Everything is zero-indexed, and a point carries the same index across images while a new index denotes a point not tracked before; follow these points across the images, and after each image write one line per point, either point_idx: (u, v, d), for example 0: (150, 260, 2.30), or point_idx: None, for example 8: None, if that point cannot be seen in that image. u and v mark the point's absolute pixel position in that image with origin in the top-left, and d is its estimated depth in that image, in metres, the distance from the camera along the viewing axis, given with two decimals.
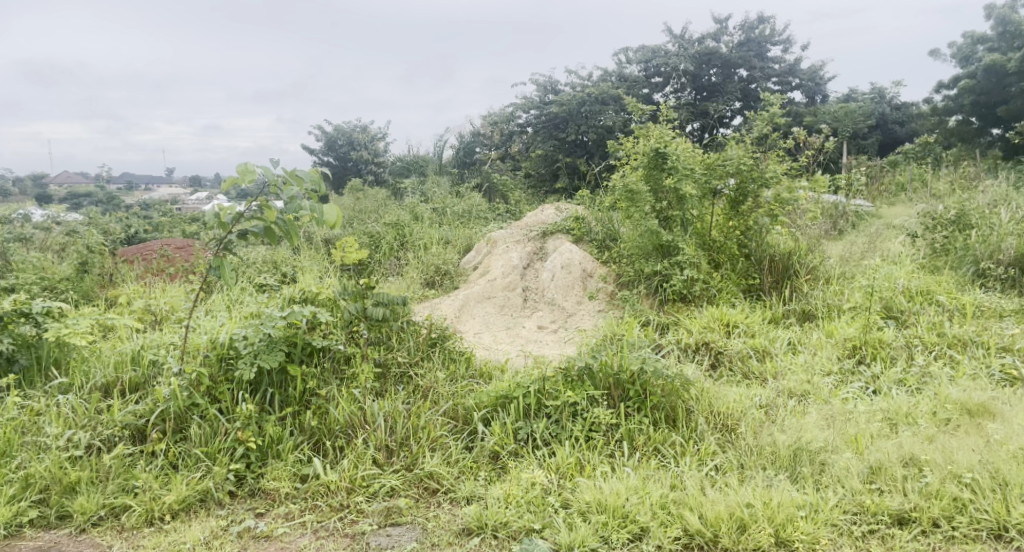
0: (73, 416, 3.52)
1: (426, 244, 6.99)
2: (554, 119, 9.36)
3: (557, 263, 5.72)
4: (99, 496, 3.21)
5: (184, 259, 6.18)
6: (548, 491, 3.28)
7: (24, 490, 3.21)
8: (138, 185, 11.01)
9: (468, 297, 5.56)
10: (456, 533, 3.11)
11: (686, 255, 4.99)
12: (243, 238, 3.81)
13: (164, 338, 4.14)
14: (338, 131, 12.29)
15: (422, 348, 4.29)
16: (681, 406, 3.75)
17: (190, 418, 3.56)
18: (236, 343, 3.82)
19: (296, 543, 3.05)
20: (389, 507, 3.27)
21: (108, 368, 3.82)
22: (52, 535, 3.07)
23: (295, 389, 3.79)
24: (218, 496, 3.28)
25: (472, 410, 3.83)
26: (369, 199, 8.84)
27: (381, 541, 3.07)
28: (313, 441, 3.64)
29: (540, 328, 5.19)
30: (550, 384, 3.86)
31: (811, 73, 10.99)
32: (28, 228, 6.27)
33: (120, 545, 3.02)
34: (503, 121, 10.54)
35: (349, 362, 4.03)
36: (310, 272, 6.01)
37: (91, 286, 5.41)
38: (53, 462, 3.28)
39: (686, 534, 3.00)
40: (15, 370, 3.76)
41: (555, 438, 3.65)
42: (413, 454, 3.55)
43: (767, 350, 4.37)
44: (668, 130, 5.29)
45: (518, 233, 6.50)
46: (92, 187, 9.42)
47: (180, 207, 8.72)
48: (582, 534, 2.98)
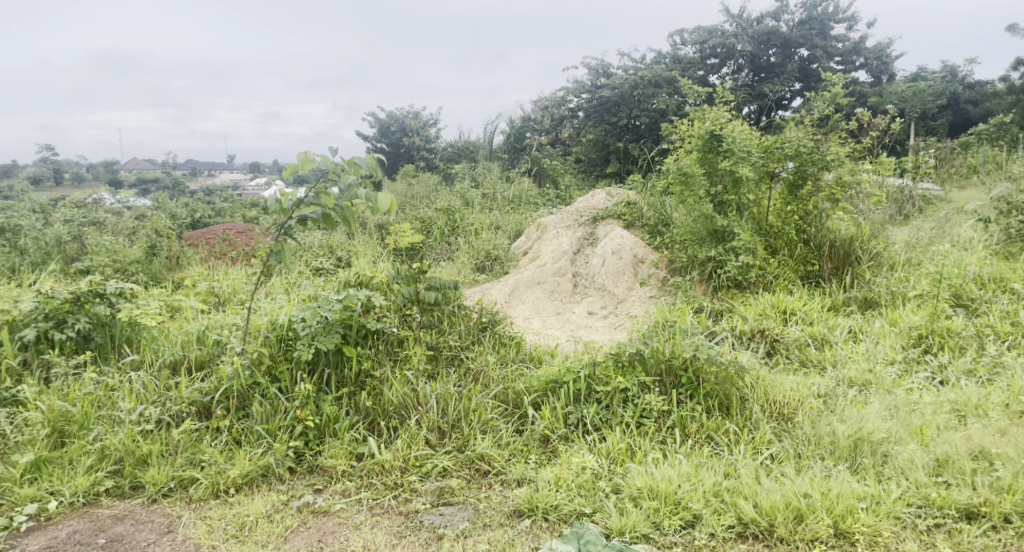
0: (144, 392, 3.66)
1: (477, 229, 7.02)
2: (605, 103, 9.21)
3: (607, 249, 5.69)
4: (169, 468, 3.34)
5: (245, 243, 6.38)
6: (599, 476, 3.30)
7: (101, 462, 3.35)
8: (201, 172, 11.42)
9: (518, 282, 5.58)
10: (507, 514, 3.15)
11: (741, 240, 4.88)
12: (301, 224, 3.94)
13: (228, 319, 4.29)
14: (391, 117, 12.45)
15: (473, 332, 4.34)
16: (735, 394, 3.70)
17: (252, 396, 3.69)
18: (295, 324, 3.91)
19: (353, 520, 3.13)
20: (442, 487, 3.33)
21: (175, 347, 3.97)
22: (126, 504, 3.21)
23: (350, 369, 3.89)
24: (279, 472, 3.39)
25: (522, 394, 3.85)
26: (420, 184, 8.93)
27: (434, 521, 3.13)
28: (367, 421, 3.72)
29: (591, 313, 5.17)
30: (601, 368, 3.85)
31: (877, 50, 10.60)
32: (100, 211, 6.54)
33: (189, 515, 3.14)
34: (554, 105, 10.50)
35: (402, 345, 4.11)
36: (364, 257, 6.14)
37: (160, 268, 5.63)
38: (126, 435, 3.42)
39: (740, 523, 2.97)
40: (91, 347, 3.91)
41: (605, 424, 3.65)
42: (464, 436, 3.61)
43: (826, 338, 4.26)
44: (725, 112, 5.13)
45: (568, 219, 6.49)
46: (159, 173, 9.79)
47: (240, 193, 8.99)
48: (633, 519, 2.98)
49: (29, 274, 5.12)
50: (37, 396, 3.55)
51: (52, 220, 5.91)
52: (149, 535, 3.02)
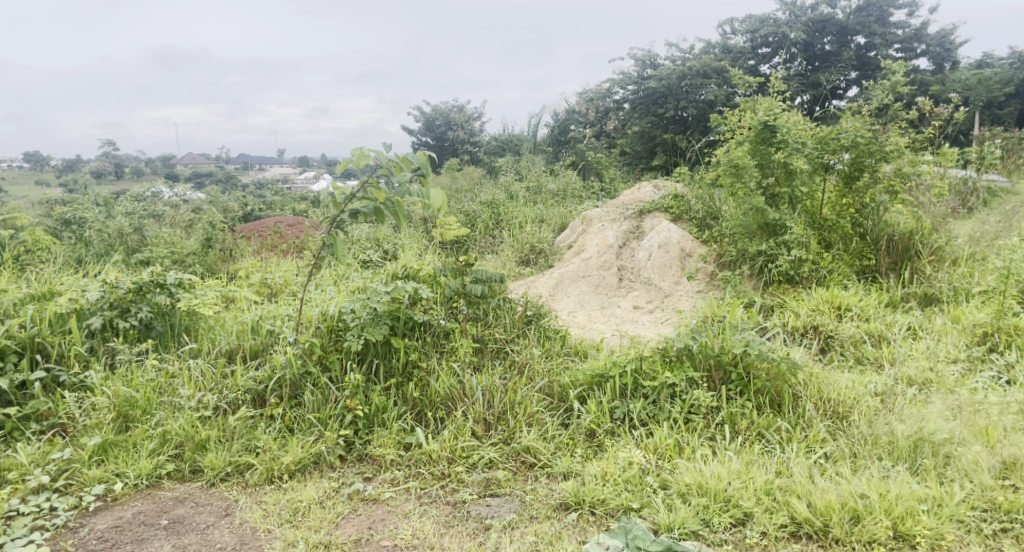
0: (202, 380, 3.78)
1: (521, 222, 7.02)
2: (651, 94, 9.10)
3: (654, 242, 5.64)
4: (226, 454, 3.43)
5: (295, 236, 6.51)
6: (646, 471, 3.27)
7: (163, 446, 3.46)
8: (253, 166, 11.70)
9: (562, 276, 5.56)
10: (554, 507, 3.15)
11: (794, 234, 4.76)
12: (353, 218, 4.02)
13: (280, 309, 4.39)
14: (436, 111, 12.53)
15: (519, 326, 4.35)
16: (788, 391, 3.63)
17: (303, 385, 3.78)
18: (345, 316, 3.97)
19: (402, 508, 3.18)
20: (488, 478, 3.36)
21: (231, 336, 4.08)
22: (186, 487, 3.31)
23: (398, 360, 3.94)
24: (330, 459, 3.46)
25: (567, 388, 3.85)
26: (465, 178, 8.97)
27: (481, 511, 3.15)
28: (415, 411, 3.77)
29: (636, 308, 5.13)
30: (648, 363, 3.81)
31: (940, 37, 10.22)
32: (159, 204, 6.75)
33: (246, 499, 3.22)
34: (598, 96, 10.30)
35: (448, 337, 4.14)
36: (410, 249, 6.20)
37: (215, 259, 5.79)
38: (186, 421, 3.52)
39: (793, 522, 2.92)
40: (152, 336, 4.03)
41: (652, 419, 3.63)
42: (510, 429, 3.62)
43: (883, 336, 4.15)
44: (779, 102, 4.99)
45: (614, 212, 6.44)
46: (213, 168, 10.06)
47: (290, 187, 9.18)
48: (682, 515, 2.95)
49: (94, 265, 5.31)
50: (103, 381, 3.66)
51: (114, 213, 6.13)
52: (208, 517, 3.11)
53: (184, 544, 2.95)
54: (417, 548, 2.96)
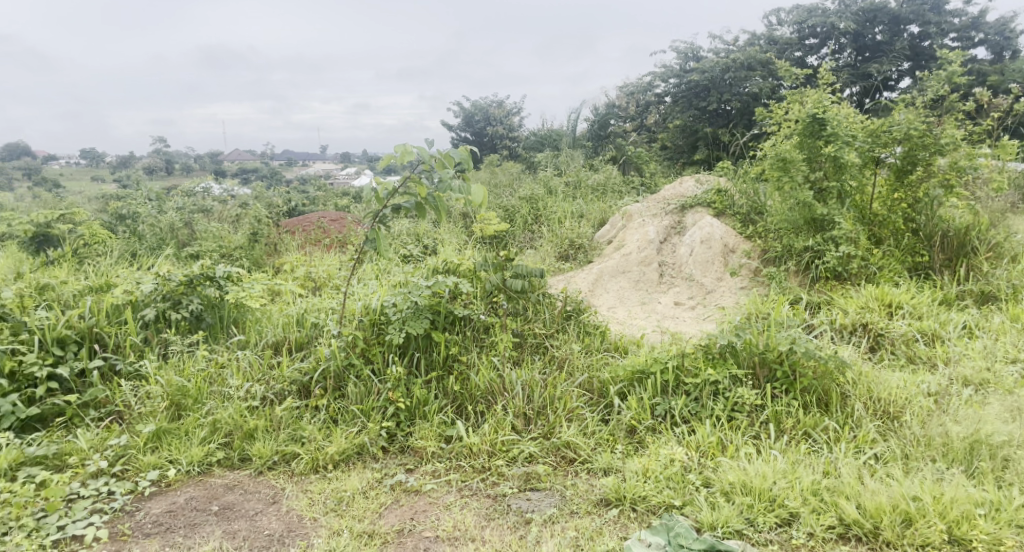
0: (250, 370, 3.86)
1: (561, 217, 7.00)
2: (694, 87, 8.99)
3: (696, 238, 5.57)
4: (273, 443, 3.50)
5: (338, 231, 6.60)
6: (688, 469, 3.24)
7: (213, 434, 3.54)
8: (296, 162, 11.90)
9: (602, 271, 5.53)
10: (595, 502, 3.14)
11: (842, 229, 4.65)
12: (396, 213, 4.07)
13: (324, 303, 4.46)
14: (475, 107, 12.55)
15: (558, 321, 4.34)
16: (835, 390, 3.56)
17: (347, 377, 3.84)
18: (387, 309, 4.02)
19: (443, 500, 3.21)
20: (529, 472, 3.36)
21: (277, 328, 4.17)
22: (235, 474, 3.39)
23: (438, 353, 3.97)
24: (373, 450, 3.51)
25: (607, 384, 3.83)
26: (504, 173, 8.97)
27: (522, 505, 3.16)
28: (455, 405, 3.80)
29: (677, 304, 5.08)
30: (690, 360, 3.77)
31: (999, 25, 9.86)
32: (208, 199, 6.91)
33: (292, 488, 3.28)
34: (638, 91, 10.11)
35: (488, 332, 4.16)
36: (449, 244, 6.23)
37: (260, 253, 5.91)
38: (235, 410, 3.60)
39: (841, 524, 2.87)
40: (203, 327, 4.14)
41: (694, 416, 3.59)
42: (550, 423, 3.62)
43: (937, 334, 4.03)
44: (828, 95, 4.87)
45: (655, 207, 6.38)
46: (258, 164, 10.26)
47: (332, 182, 9.31)
48: (726, 514, 2.92)
49: (147, 258, 5.47)
50: (157, 370, 3.77)
51: (166, 208, 6.30)
52: (257, 504, 3.18)
53: (234, 530, 3.02)
54: (459, 540, 2.98)
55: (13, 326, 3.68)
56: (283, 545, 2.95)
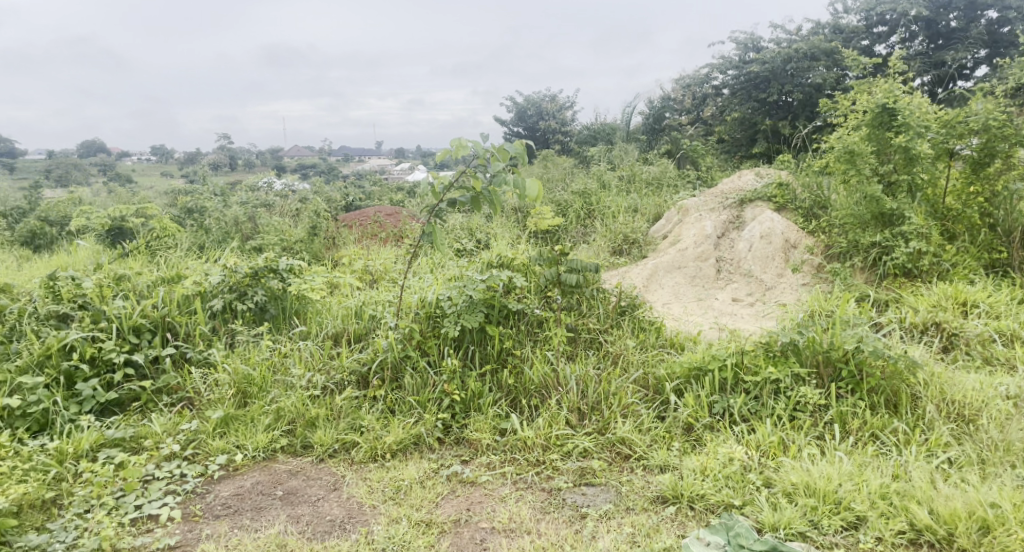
0: (311, 359, 3.96)
1: (615, 211, 6.93)
2: (754, 78, 8.79)
3: (755, 233, 5.44)
4: (333, 431, 3.58)
5: (393, 225, 6.70)
6: (748, 468, 3.17)
7: (277, 421, 3.64)
8: (352, 157, 12.10)
9: (657, 266, 5.45)
10: (651, 500, 3.11)
11: (913, 224, 4.48)
12: (451, 207, 4.10)
13: (382, 295, 4.52)
14: (528, 102, 12.52)
15: (612, 317, 4.30)
16: (905, 391, 3.43)
17: (403, 368, 3.88)
18: (442, 302, 4.05)
19: (498, 492, 3.22)
20: (584, 467, 3.35)
21: (337, 320, 4.26)
22: (298, 461, 3.47)
23: (493, 347, 3.99)
24: (429, 441, 3.54)
25: (664, 380, 3.77)
26: (557, 168, 8.92)
27: (577, 499, 3.15)
28: (510, 398, 3.81)
29: (735, 300, 4.97)
30: (750, 358, 3.69)
31: None
32: (270, 194, 7.09)
33: (352, 475, 3.35)
34: (695, 83, 9.94)
35: (542, 326, 4.15)
36: (503, 238, 6.24)
37: (320, 247, 6.03)
38: (297, 399, 3.69)
39: (912, 529, 2.77)
40: (267, 318, 4.26)
41: (754, 415, 3.52)
42: (605, 419, 3.59)
43: (1016, 334, 3.84)
44: (899, 84, 4.67)
45: (712, 201, 6.26)
46: (316, 159, 10.48)
47: (387, 177, 9.45)
48: (788, 515, 2.85)
49: (213, 251, 5.66)
50: (224, 359, 3.89)
51: (230, 203, 6.49)
52: (319, 491, 3.25)
53: (298, 515, 3.10)
54: (515, 532, 2.99)
55: (93, 314, 3.85)
56: (344, 530, 3.01)
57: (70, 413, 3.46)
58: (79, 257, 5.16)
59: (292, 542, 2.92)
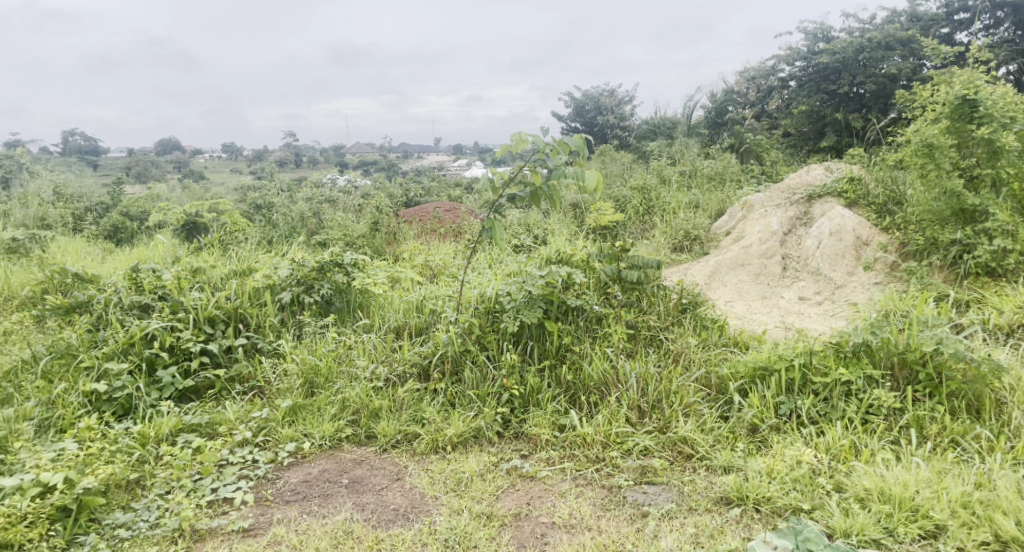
0: (374, 352, 4.03)
1: (676, 207, 6.82)
2: (823, 69, 8.51)
3: (824, 229, 5.27)
4: (396, 423, 3.63)
5: (452, 221, 6.75)
6: (817, 471, 3.08)
7: (343, 411, 3.72)
8: (411, 154, 12.25)
9: (720, 263, 5.34)
10: (715, 500, 3.05)
11: (996, 221, 4.25)
12: (511, 202, 4.10)
13: (442, 290, 4.57)
14: (587, 96, 12.39)
15: (673, 314, 4.22)
16: (989, 396, 3.28)
17: (464, 362, 3.92)
18: (501, 298, 4.07)
19: (558, 487, 3.22)
20: (644, 465, 3.31)
21: (399, 313, 4.33)
22: (363, 450, 3.54)
23: (552, 343, 3.98)
24: (489, 435, 3.57)
25: (727, 380, 3.69)
26: (617, 163, 8.82)
27: (638, 498, 3.12)
28: (569, 394, 3.80)
29: (802, 299, 4.83)
30: (819, 358, 3.57)
31: None
32: (333, 190, 7.23)
33: (414, 466, 3.40)
34: (762, 75, 9.73)
35: (601, 323, 4.12)
36: (560, 234, 6.21)
37: (381, 242, 6.13)
38: (362, 390, 3.77)
39: (996, 540, 2.66)
40: (332, 311, 4.36)
41: (823, 417, 3.42)
42: (666, 418, 3.54)
43: None
44: (983, 73, 4.44)
45: (778, 197, 6.09)
46: (377, 156, 10.66)
47: (446, 173, 9.54)
48: (861, 521, 2.77)
49: (280, 245, 5.82)
50: (292, 350, 4.00)
51: (296, 199, 6.68)
52: (382, 480, 3.31)
53: (363, 503, 3.16)
54: (576, 528, 2.99)
55: (172, 305, 4.01)
56: (408, 520, 3.06)
57: (151, 398, 3.60)
58: (157, 251, 5.38)
59: (358, 530, 2.99)
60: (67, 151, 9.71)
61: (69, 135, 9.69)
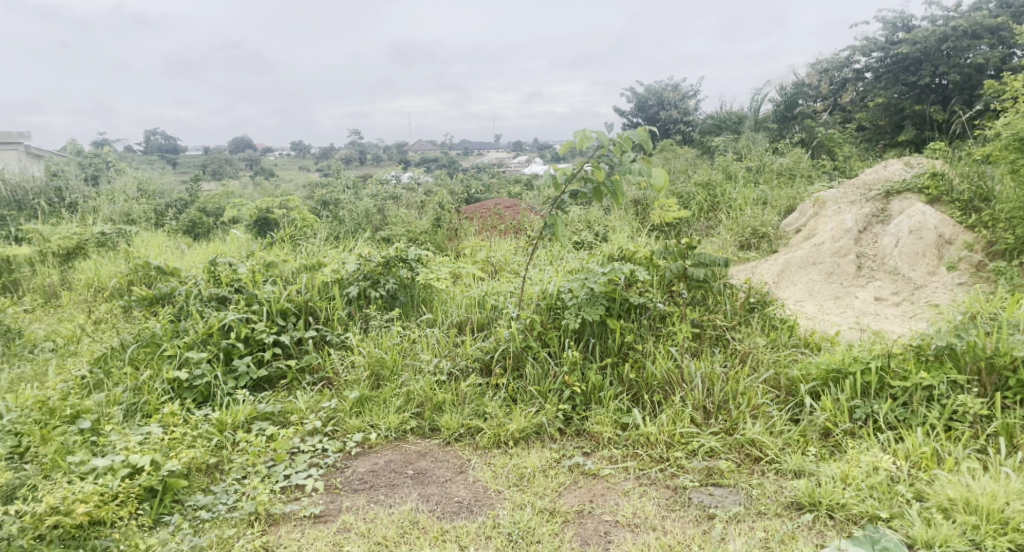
0: (437, 346, 4.08)
1: (742, 204, 6.65)
2: (902, 60, 8.15)
3: (903, 227, 5.05)
4: (459, 416, 3.67)
5: (512, 217, 6.76)
6: (896, 479, 2.97)
7: (407, 404, 3.78)
8: (472, 151, 12.32)
9: (789, 261, 5.18)
10: (785, 505, 2.97)
11: None
12: (574, 198, 4.08)
13: (504, 286, 4.58)
14: (649, 91, 12.21)
15: (741, 313, 4.12)
16: None
17: (525, 358, 3.92)
18: (563, 295, 4.06)
19: (622, 486, 3.19)
20: (711, 467, 3.24)
21: (461, 308, 4.36)
22: (427, 442, 3.59)
23: (614, 340, 3.94)
24: (551, 431, 3.56)
25: (798, 382, 3.58)
26: (680, 158, 8.66)
27: (704, 499, 3.06)
28: (632, 393, 3.75)
29: (877, 299, 4.63)
30: (897, 361, 3.43)
31: None
32: (396, 187, 7.34)
33: (477, 460, 3.42)
34: (835, 67, 9.39)
35: (666, 321, 4.06)
36: (622, 232, 6.14)
37: (443, 238, 6.18)
38: (426, 383, 3.82)
39: None
40: (397, 305, 4.44)
41: (902, 423, 3.29)
42: (732, 419, 3.46)
43: None
44: None
45: (852, 193, 5.87)
46: (439, 153, 10.77)
47: (507, 170, 9.56)
48: (945, 532, 2.65)
49: (345, 240, 5.94)
50: (360, 343, 4.08)
51: (361, 196, 6.82)
52: (446, 472, 3.35)
53: (428, 494, 3.21)
54: (640, 528, 2.95)
55: (247, 298, 4.16)
56: (471, 512, 3.08)
57: (228, 387, 3.74)
58: (231, 246, 5.57)
59: (423, 521, 3.03)
60: (149, 150, 10.18)
61: (151, 135, 10.16)
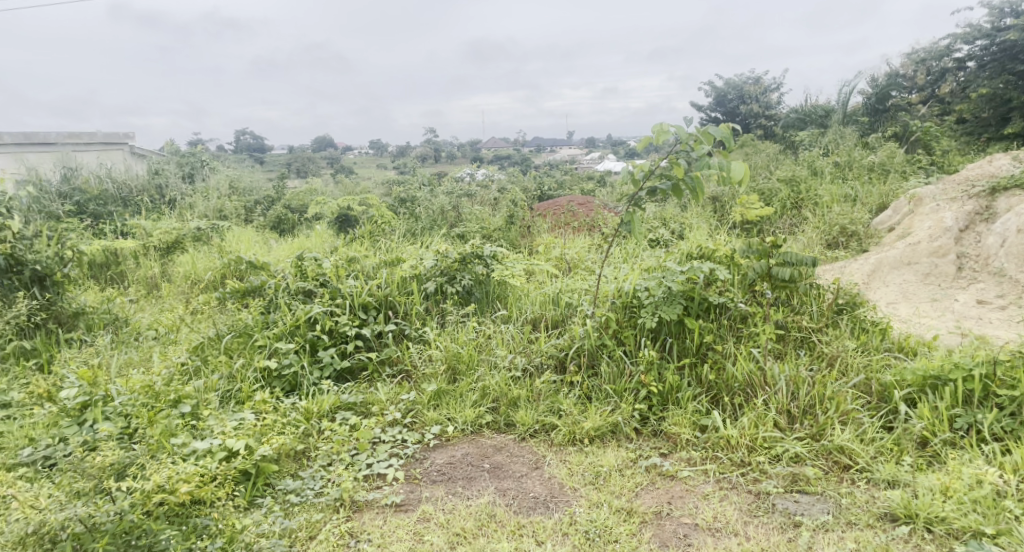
0: (512, 342, 4.09)
1: (829, 201, 6.39)
2: (1012, 47, 7.71)
3: (1010, 226, 4.74)
4: (534, 413, 3.67)
5: (586, 215, 6.71)
6: (1001, 493, 2.79)
7: (483, 399, 3.81)
8: (546, 147, 12.29)
9: (880, 262, 4.93)
10: (878, 516, 2.84)
11: None
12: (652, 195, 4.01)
13: (578, 283, 4.55)
14: (729, 85, 11.87)
15: (827, 315, 3.96)
16: None
17: (601, 356, 3.88)
18: (639, 293, 4.00)
19: (701, 489, 3.12)
20: (796, 473, 3.13)
21: (536, 306, 4.36)
22: (502, 437, 3.61)
23: (693, 340, 3.86)
24: (627, 431, 3.51)
25: (890, 388, 3.42)
26: (762, 154, 8.39)
27: (789, 506, 2.96)
28: (711, 394, 3.66)
29: (980, 302, 4.36)
30: (1003, 369, 3.22)
31: None
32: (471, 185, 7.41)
33: (552, 456, 3.41)
34: (933, 57, 8.92)
35: (746, 322, 3.94)
36: (700, 229, 6.00)
37: (517, 235, 6.20)
38: (501, 378, 3.83)
39: None
40: (472, 301, 4.48)
41: (1009, 434, 3.09)
42: (820, 424, 3.33)
43: None
44: None
45: (952, 191, 5.55)
46: (514, 151, 10.81)
47: (579, 166, 9.50)
48: None
49: (422, 237, 6.04)
50: (437, 337, 4.13)
51: (437, 193, 6.93)
52: (522, 467, 3.36)
53: (504, 488, 3.22)
54: (721, 532, 2.88)
55: (331, 292, 4.29)
56: (547, 508, 3.08)
57: (314, 377, 3.86)
58: (313, 242, 5.75)
59: (501, 514, 3.05)
60: (240, 149, 10.64)
61: (241, 135, 10.60)
